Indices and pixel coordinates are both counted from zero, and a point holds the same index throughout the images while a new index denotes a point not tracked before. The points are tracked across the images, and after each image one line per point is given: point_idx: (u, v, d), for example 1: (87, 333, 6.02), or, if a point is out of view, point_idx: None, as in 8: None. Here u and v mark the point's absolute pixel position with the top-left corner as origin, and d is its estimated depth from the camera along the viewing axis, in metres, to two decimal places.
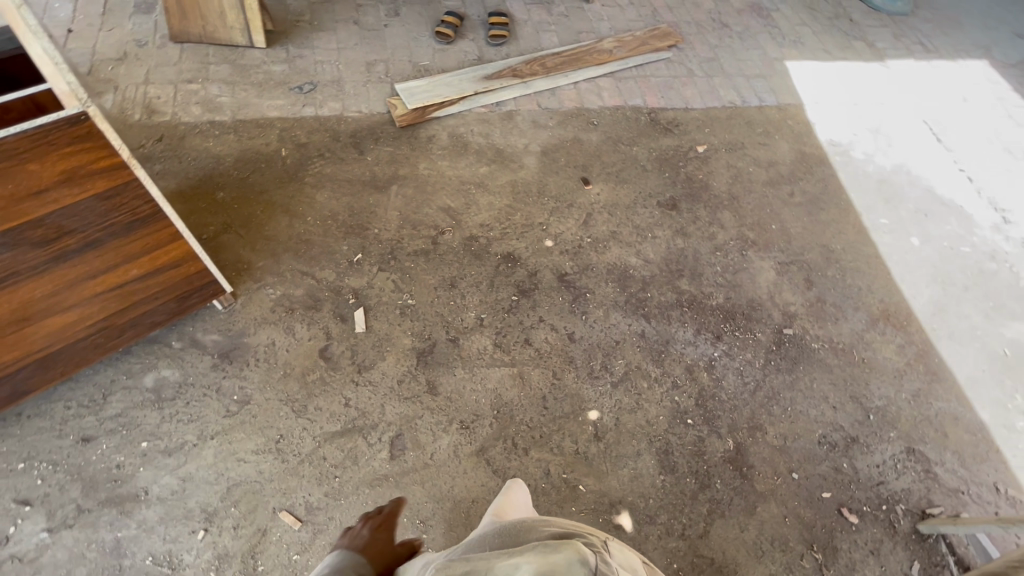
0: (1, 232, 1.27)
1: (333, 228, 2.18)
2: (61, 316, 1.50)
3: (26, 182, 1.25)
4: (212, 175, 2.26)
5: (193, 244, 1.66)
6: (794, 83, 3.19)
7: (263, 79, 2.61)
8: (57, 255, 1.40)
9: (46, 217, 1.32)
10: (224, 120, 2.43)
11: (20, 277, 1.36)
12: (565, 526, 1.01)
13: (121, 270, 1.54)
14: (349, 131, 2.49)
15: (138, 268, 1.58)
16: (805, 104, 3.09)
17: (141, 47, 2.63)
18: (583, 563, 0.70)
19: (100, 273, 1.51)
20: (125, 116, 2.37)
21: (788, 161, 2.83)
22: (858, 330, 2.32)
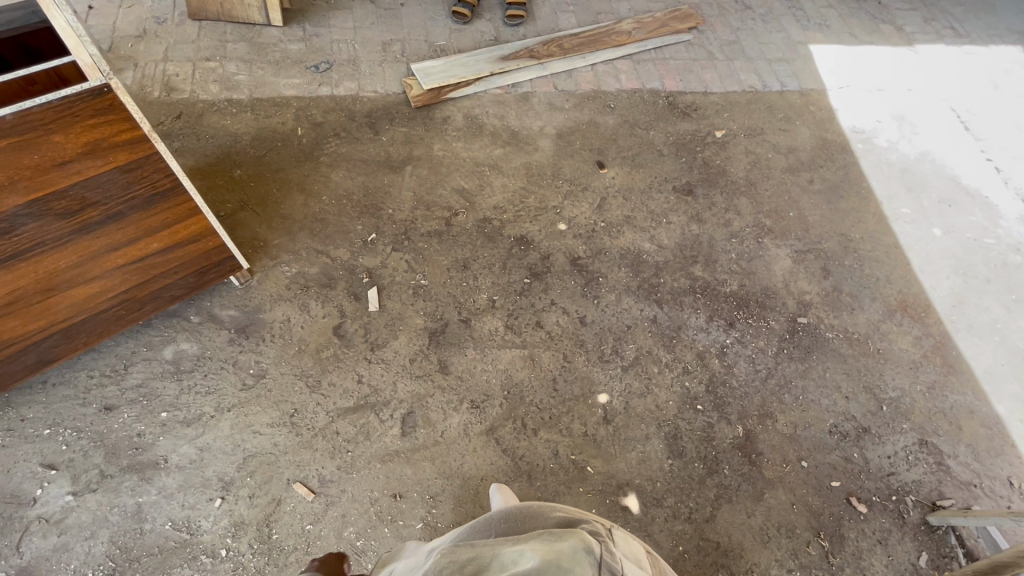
0: (27, 202, 1.30)
1: (347, 208, 2.20)
2: (84, 287, 1.54)
3: (51, 153, 1.28)
4: (230, 153, 2.28)
5: (212, 220, 1.68)
6: (818, 68, 3.11)
7: (280, 57, 2.61)
8: (80, 227, 1.43)
9: (69, 188, 1.35)
10: (241, 98, 2.45)
11: (45, 247, 1.39)
12: (573, 513, 1.02)
13: (142, 243, 1.57)
14: (364, 111, 2.49)
15: (159, 241, 1.61)
16: (828, 89, 3.02)
17: (160, 24, 2.64)
18: (588, 551, 0.72)
19: (122, 246, 1.54)
20: (145, 93, 2.39)
21: (808, 148, 2.77)
22: (874, 320, 2.29)
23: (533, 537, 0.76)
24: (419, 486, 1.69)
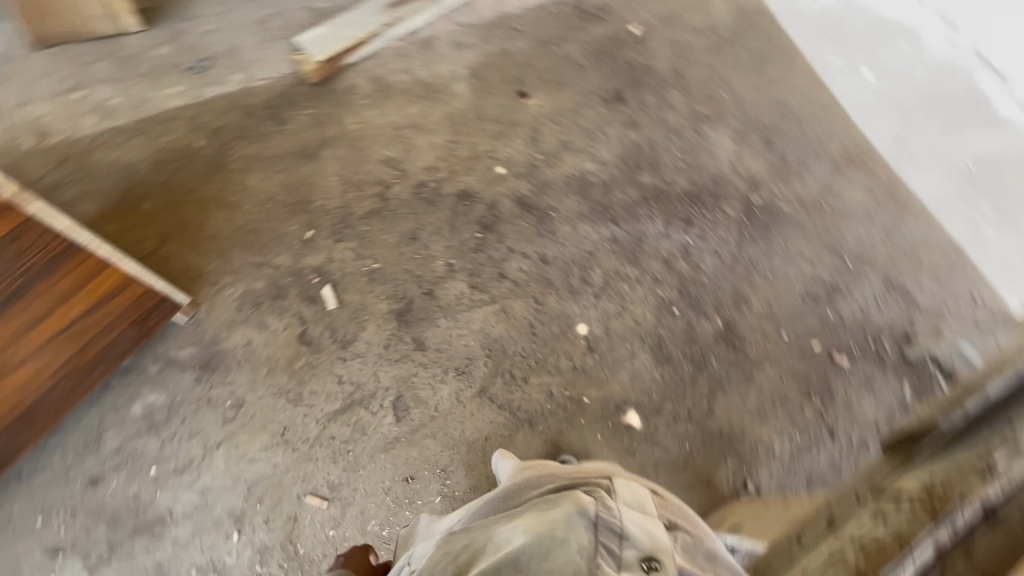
0: None
1: (275, 210, 2.06)
2: (19, 370, 1.52)
3: None
4: (131, 186, 2.10)
5: (129, 267, 1.64)
6: None
7: (152, 67, 2.36)
8: None
9: None
10: (124, 124, 2.22)
11: None
12: (571, 473, 1.01)
13: (61, 310, 1.56)
14: (261, 102, 2.28)
15: (79, 305, 1.59)
16: None
17: (5, 64, 2.35)
18: (580, 515, 0.77)
19: (39, 318, 1.54)
20: (16, 147, 2.17)
21: (727, 21, 2.66)
22: (823, 180, 2.31)
23: (528, 514, 0.82)
24: (429, 464, 1.71)
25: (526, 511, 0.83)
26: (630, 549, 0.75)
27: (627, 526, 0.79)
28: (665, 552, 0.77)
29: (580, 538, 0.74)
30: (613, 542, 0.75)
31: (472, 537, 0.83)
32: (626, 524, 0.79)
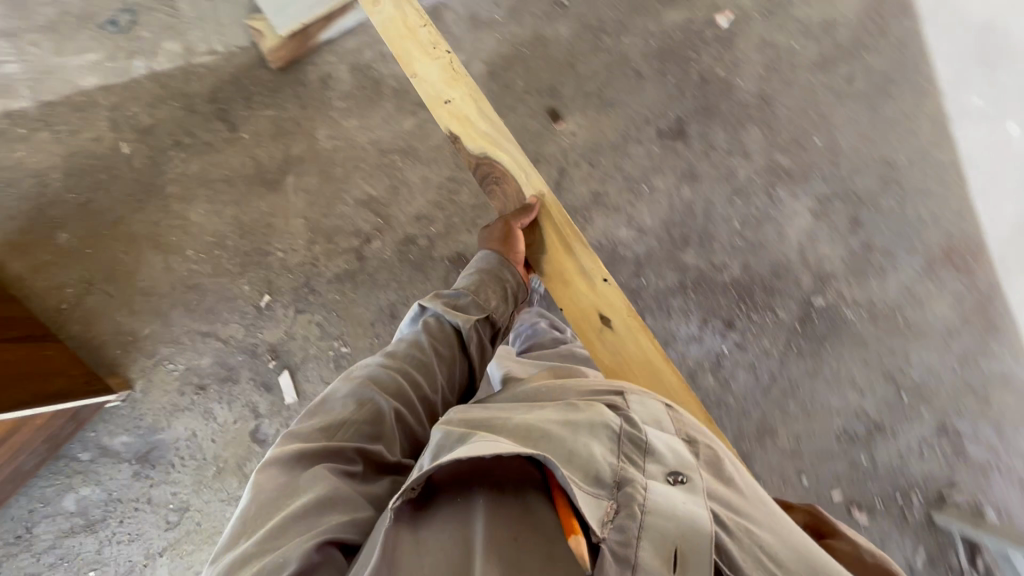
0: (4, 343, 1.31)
1: (224, 261, 1.66)
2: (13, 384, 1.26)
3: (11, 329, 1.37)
4: (44, 208, 1.64)
5: (54, 409, 1.31)
6: None
7: (55, 15, 1.71)
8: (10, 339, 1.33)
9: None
10: (23, 107, 1.67)
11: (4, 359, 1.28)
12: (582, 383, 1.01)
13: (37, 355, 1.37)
14: (206, 93, 1.71)
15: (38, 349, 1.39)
16: None
17: None
18: (597, 430, 0.81)
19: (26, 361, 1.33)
20: None
21: (849, 23, 1.96)
22: (907, 282, 1.85)
23: (540, 422, 0.83)
24: None
25: (542, 419, 0.84)
26: (652, 462, 0.78)
27: (656, 443, 0.81)
28: (693, 471, 0.78)
29: (604, 455, 0.77)
30: (637, 457, 0.78)
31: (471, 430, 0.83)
32: (650, 438, 0.82)
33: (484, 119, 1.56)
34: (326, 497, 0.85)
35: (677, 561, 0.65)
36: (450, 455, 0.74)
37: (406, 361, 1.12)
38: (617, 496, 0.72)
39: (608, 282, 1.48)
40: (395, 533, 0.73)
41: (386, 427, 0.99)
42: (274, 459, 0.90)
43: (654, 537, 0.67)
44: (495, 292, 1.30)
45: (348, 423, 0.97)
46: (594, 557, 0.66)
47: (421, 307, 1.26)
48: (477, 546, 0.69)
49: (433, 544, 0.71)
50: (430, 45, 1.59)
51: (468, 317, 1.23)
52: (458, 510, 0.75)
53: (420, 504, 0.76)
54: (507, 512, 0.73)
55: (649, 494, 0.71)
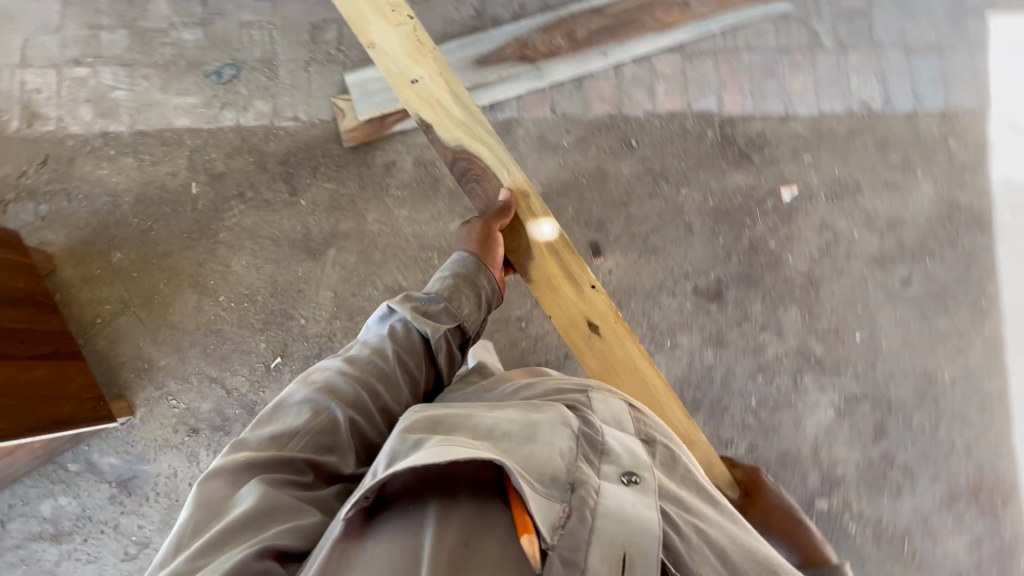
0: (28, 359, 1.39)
1: (249, 314, 1.74)
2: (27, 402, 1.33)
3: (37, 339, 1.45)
4: (109, 226, 1.77)
5: (62, 433, 1.40)
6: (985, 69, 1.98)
7: (171, 57, 1.87)
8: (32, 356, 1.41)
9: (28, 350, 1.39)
10: (118, 131, 1.82)
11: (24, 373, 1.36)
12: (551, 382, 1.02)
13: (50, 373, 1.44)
14: (279, 155, 1.83)
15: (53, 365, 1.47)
16: (988, 114, 1.96)
17: None
18: (561, 427, 0.81)
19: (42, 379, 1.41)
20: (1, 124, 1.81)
21: (918, 225, 1.90)
22: (923, 510, 1.73)
23: (495, 424, 0.81)
24: None
25: (499, 420, 0.81)
26: (608, 463, 0.78)
27: (610, 443, 0.82)
28: (645, 470, 0.79)
29: (560, 454, 0.76)
30: (594, 460, 0.78)
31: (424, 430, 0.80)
32: (606, 438, 0.83)
33: (456, 98, 1.50)
34: (267, 510, 0.80)
35: (625, 564, 0.66)
36: (394, 470, 0.69)
37: (365, 366, 1.06)
38: (571, 499, 0.71)
39: (595, 287, 1.42)
40: (347, 546, 0.70)
41: (321, 436, 0.94)
42: (210, 481, 0.83)
43: (603, 544, 0.67)
44: (469, 299, 1.24)
45: (284, 439, 0.91)
46: (545, 558, 0.66)
47: (389, 307, 1.19)
48: (427, 563, 0.65)
49: (380, 562, 0.67)
50: (387, 8, 1.52)
51: (438, 326, 1.17)
52: (408, 520, 0.71)
53: (372, 513, 0.72)
54: (463, 516, 0.71)
55: (602, 499, 0.71)
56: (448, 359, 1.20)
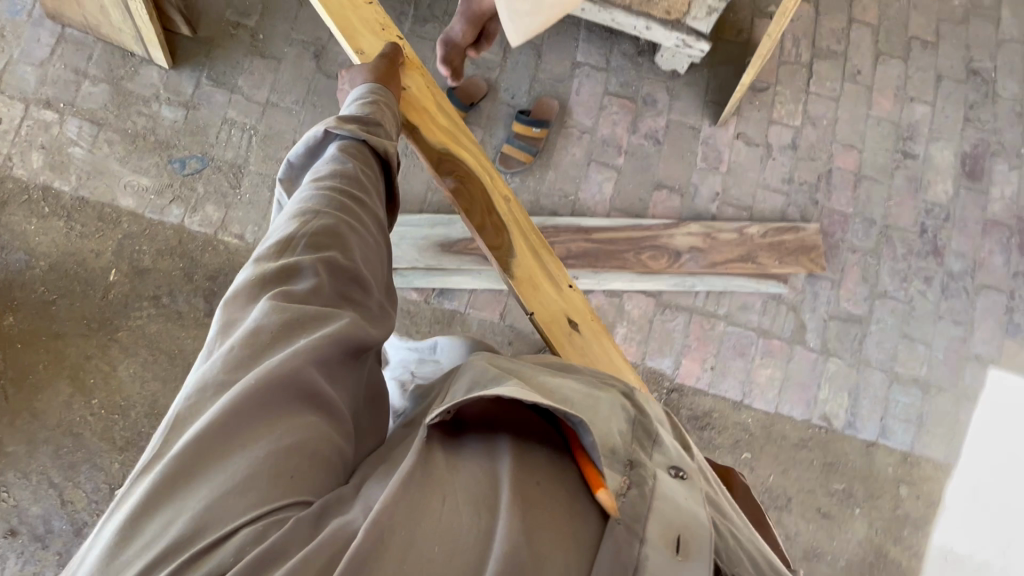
0: None
1: (115, 428, 1.65)
2: None
3: None
4: (13, 284, 1.69)
5: None
6: (967, 425, 1.82)
7: (142, 129, 1.78)
8: None
9: None
10: (60, 189, 1.74)
11: None
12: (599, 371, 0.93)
13: None
14: (210, 270, 1.73)
15: None
16: (954, 473, 1.80)
17: (11, 14, 1.80)
18: (623, 408, 0.73)
19: None
20: None
21: (835, 566, 1.75)
22: None
23: (563, 388, 0.74)
24: None
25: (567, 384, 0.75)
26: (657, 452, 0.69)
27: (662, 435, 0.73)
28: (694, 471, 0.70)
29: (622, 431, 0.69)
30: (645, 443, 0.70)
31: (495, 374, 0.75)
32: (661, 433, 0.73)
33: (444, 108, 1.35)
34: (297, 322, 0.71)
35: (680, 547, 0.56)
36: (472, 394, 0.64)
37: (337, 181, 0.91)
38: (629, 475, 0.64)
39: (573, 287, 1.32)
40: (422, 459, 0.62)
41: (307, 235, 0.82)
42: (235, 300, 0.75)
43: (660, 522, 0.58)
44: (392, 119, 1.11)
45: (262, 260, 0.80)
46: (616, 515, 0.59)
47: (324, 130, 0.99)
48: (506, 489, 0.59)
49: (461, 479, 0.61)
50: (377, 25, 1.31)
51: (387, 141, 1.04)
52: (484, 447, 0.66)
53: (446, 432, 0.67)
54: (537, 460, 0.65)
55: (661, 487, 0.63)
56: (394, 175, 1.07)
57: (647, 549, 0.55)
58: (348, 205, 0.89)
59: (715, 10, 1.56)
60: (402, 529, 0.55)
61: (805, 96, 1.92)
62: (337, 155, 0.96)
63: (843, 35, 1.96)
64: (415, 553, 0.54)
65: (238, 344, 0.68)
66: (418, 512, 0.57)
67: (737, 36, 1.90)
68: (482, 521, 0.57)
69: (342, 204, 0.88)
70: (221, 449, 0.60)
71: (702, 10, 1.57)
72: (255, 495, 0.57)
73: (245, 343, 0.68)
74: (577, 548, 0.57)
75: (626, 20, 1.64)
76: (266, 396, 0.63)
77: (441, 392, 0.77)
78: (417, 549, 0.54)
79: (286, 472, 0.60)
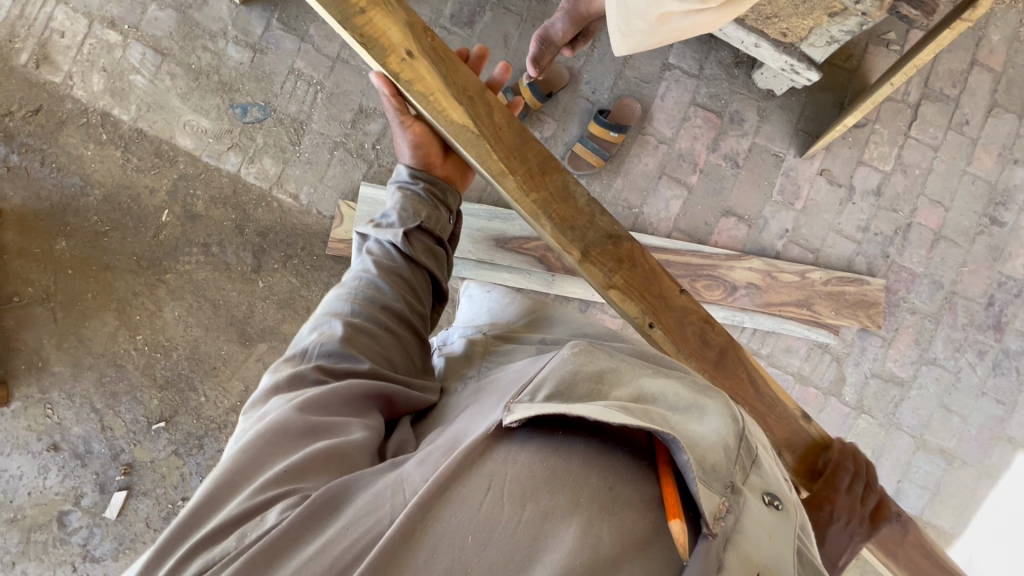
0: None
1: (155, 367, 1.69)
2: None
3: None
4: (66, 209, 1.68)
5: None
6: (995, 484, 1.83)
7: (206, 66, 1.70)
8: None
9: None
10: (119, 118, 1.69)
11: None
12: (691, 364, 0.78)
13: None
14: (261, 225, 1.71)
15: None
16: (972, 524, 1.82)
17: None
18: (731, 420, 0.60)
19: None
20: (7, 52, 1.68)
21: None
22: None
23: (660, 391, 0.63)
24: None
25: (668, 386, 0.64)
26: (755, 473, 0.59)
27: (764, 457, 0.63)
28: (793, 504, 0.60)
29: (725, 445, 0.58)
30: (747, 460, 0.60)
31: (585, 376, 0.64)
32: (764, 455, 0.62)
33: (479, 132, 0.95)
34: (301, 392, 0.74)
35: None
36: (550, 409, 0.58)
37: (360, 282, 0.93)
38: (728, 496, 0.56)
39: (656, 329, 0.98)
40: (483, 446, 0.59)
41: (321, 345, 0.81)
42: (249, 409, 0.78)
43: (738, 555, 0.53)
44: (424, 204, 1.06)
45: (278, 368, 0.81)
46: (687, 555, 0.52)
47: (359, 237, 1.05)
48: (564, 495, 0.55)
49: (516, 471, 0.56)
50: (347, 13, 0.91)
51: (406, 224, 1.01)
52: (553, 444, 0.59)
53: (509, 429, 0.60)
54: (615, 465, 0.58)
55: (747, 518, 0.55)
56: (433, 260, 1.04)
57: None
58: (369, 307, 0.89)
59: (836, 42, 1.40)
60: (435, 520, 0.54)
61: (903, 140, 1.79)
62: (362, 257, 0.99)
63: (960, 78, 1.80)
64: (449, 544, 0.53)
65: (249, 424, 0.73)
66: (462, 502, 0.55)
67: (846, 62, 1.75)
68: (527, 513, 0.54)
69: (360, 306, 0.89)
70: (233, 475, 0.63)
71: (822, 39, 1.42)
72: (260, 493, 0.60)
73: (254, 421, 0.73)
74: (645, 558, 0.53)
75: (736, 33, 1.51)
76: (270, 434, 0.67)
77: (526, 372, 0.70)
78: (452, 538, 0.53)
79: (289, 475, 0.61)
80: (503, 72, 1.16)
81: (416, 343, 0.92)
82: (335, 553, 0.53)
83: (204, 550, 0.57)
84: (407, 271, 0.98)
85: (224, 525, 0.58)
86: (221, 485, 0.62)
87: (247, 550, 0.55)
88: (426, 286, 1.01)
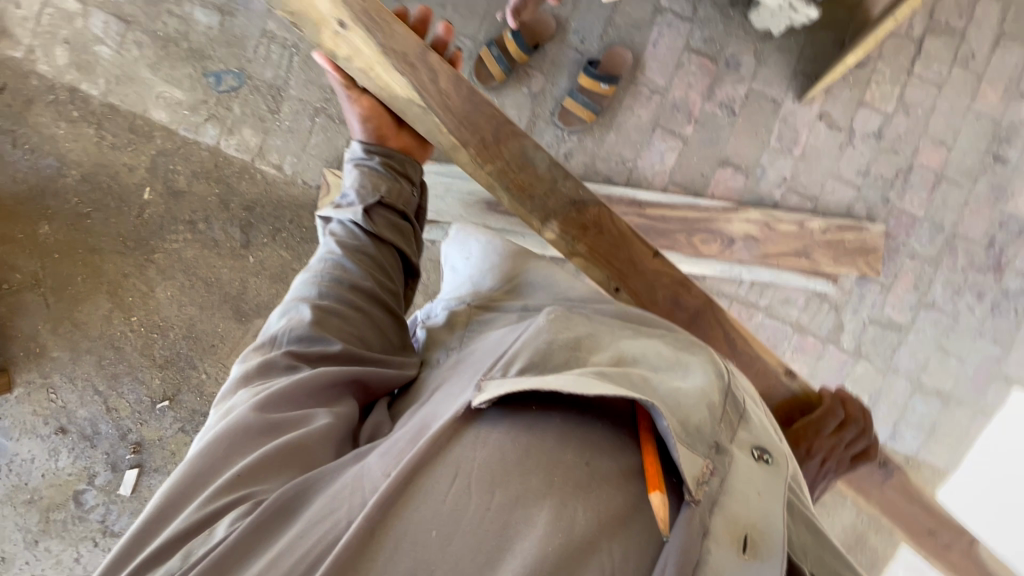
0: None
1: (154, 347, 1.69)
2: None
3: None
4: (45, 191, 1.63)
5: None
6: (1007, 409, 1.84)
7: (173, 33, 1.61)
8: None
9: None
10: (88, 93, 1.62)
11: None
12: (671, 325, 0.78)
13: None
14: (247, 199, 1.66)
15: None
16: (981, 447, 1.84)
17: None
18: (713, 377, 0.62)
19: None
20: None
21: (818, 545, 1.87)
22: None
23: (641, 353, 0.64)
24: None
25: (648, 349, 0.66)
26: (742, 430, 0.60)
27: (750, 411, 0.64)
28: (782, 455, 0.61)
29: (708, 404, 0.59)
30: (732, 415, 0.61)
31: (561, 345, 0.64)
32: (748, 408, 0.64)
33: (424, 104, 0.92)
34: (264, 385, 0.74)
35: (746, 545, 0.52)
36: (520, 385, 0.57)
37: (325, 264, 0.91)
38: (712, 458, 0.56)
39: (622, 292, 1.00)
40: (450, 429, 0.58)
41: (290, 331, 0.81)
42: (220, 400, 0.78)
43: (724, 517, 0.53)
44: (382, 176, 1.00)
45: (248, 357, 0.81)
46: (667, 532, 0.51)
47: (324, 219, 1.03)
48: (535, 475, 0.54)
49: (485, 453, 0.56)
50: None
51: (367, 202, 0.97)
52: (526, 422, 0.58)
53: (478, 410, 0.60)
54: (593, 439, 0.58)
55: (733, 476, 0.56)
56: (398, 234, 1.00)
57: (710, 544, 0.51)
58: (335, 291, 0.87)
59: None
60: (404, 512, 0.53)
61: (906, 78, 1.72)
62: (326, 240, 0.96)
63: (967, 8, 1.71)
64: (416, 537, 0.51)
65: (215, 419, 0.72)
66: (433, 487, 0.54)
67: None
68: (495, 495, 0.53)
69: (325, 290, 0.87)
70: (191, 478, 0.63)
71: None
72: (211, 501, 0.59)
73: (219, 417, 0.72)
74: (625, 536, 0.52)
75: None
76: (230, 433, 0.66)
77: (496, 347, 0.69)
78: (423, 526, 0.52)
79: (242, 479, 0.60)
80: (446, 33, 1.06)
81: (390, 320, 0.91)
82: (294, 560, 0.51)
83: (161, 560, 0.57)
84: (374, 252, 0.95)
85: (178, 536, 0.57)
86: (181, 490, 0.62)
87: (197, 564, 0.54)
88: (395, 263, 0.99)
